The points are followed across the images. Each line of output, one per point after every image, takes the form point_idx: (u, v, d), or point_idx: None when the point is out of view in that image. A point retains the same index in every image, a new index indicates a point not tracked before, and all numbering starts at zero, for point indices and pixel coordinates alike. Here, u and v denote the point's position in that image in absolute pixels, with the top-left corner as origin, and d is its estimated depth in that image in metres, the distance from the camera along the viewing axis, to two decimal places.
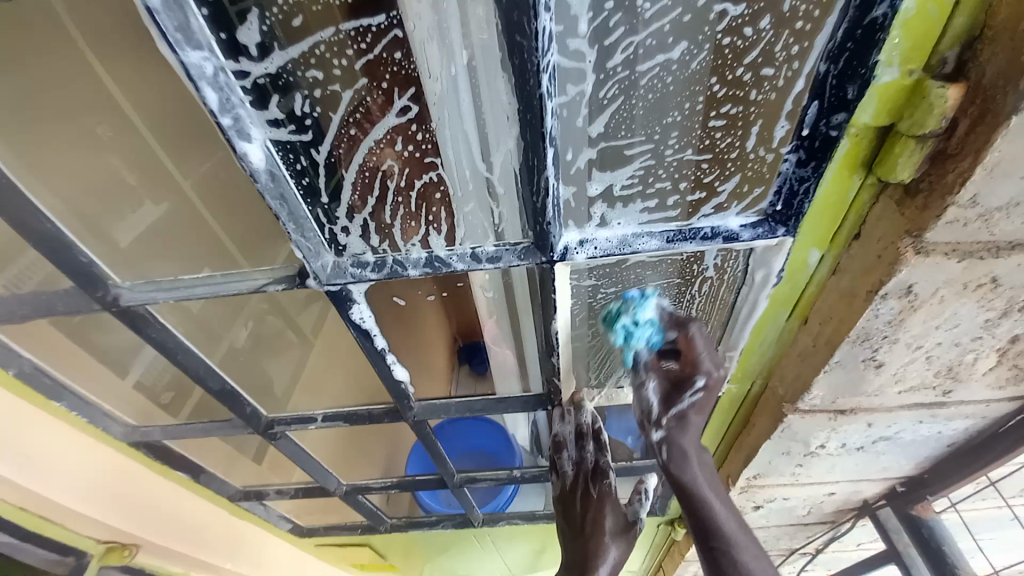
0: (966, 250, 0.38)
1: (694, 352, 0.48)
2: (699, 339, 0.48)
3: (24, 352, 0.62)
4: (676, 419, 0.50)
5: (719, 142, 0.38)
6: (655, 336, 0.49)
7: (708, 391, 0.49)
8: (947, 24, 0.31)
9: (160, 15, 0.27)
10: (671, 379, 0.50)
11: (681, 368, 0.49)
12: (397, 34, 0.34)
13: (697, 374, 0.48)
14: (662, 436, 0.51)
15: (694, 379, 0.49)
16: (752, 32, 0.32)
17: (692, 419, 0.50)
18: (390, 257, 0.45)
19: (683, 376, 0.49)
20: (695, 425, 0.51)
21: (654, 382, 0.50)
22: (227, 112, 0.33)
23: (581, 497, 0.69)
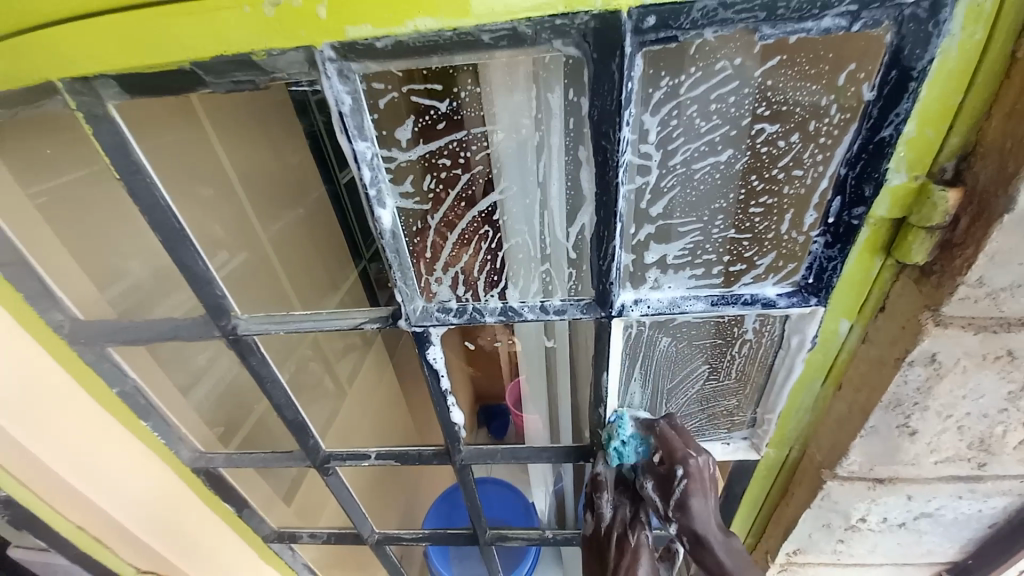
0: (980, 325, 0.43)
1: (668, 444, 0.53)
2: (670, 434, 0.53)
3: (129, 372, 0.71)
4: (674, 509, 0.51)
5: (758, 225, 0.46)
6: (643, 448, 0.58)
7: (693, 477, 0.50)
8: (943, 143, 0.38)
9: (346, 118, 0.39)
10: (659, 478, 0.53)
11: (664, 463, 0.52)
12: (512, 135, 0.46)
13: (674, 465, 0.51)
14: (678, 528, 0.52)
15: (675, 471, 0.51)
16: (784, 144, 0.41)
17: (692, 503, 0.50)
18: (471, 304, 0.52)
19: (666, 472, 0.52)
20: (700, 509, 0.50)
21: (650, 482, 0.54)
22: (374, 185, 0.43)
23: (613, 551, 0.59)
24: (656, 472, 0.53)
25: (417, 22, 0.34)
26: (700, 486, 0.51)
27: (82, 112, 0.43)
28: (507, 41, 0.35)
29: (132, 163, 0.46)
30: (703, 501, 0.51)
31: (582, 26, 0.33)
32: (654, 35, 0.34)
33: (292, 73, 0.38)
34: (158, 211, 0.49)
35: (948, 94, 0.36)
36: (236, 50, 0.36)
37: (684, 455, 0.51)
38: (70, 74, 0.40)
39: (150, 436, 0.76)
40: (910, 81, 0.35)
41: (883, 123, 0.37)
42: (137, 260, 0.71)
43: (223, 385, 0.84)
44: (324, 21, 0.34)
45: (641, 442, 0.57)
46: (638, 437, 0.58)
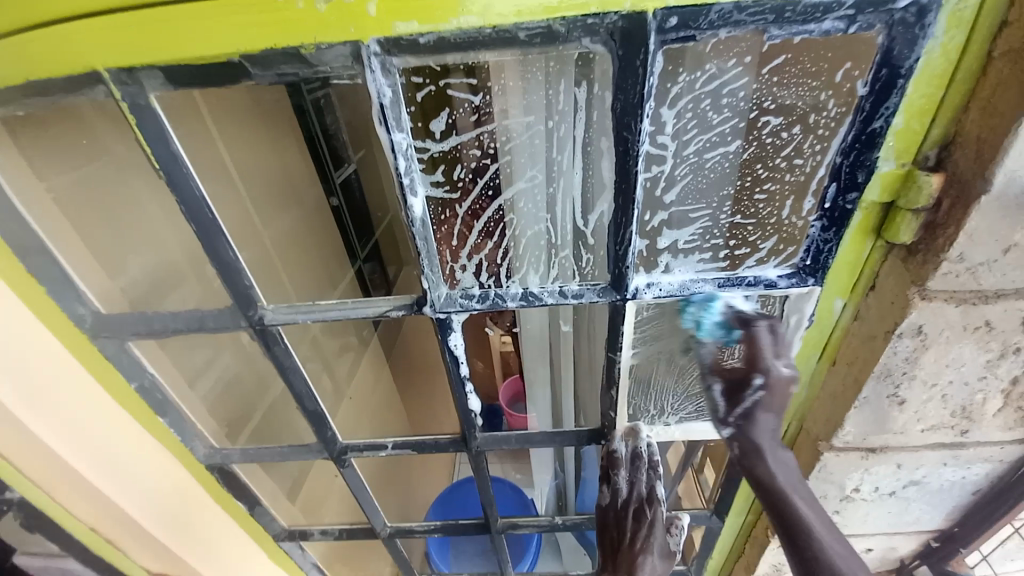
0: (961, 298, 0.48)
1: (758, 348, 0.50)
2: (764, 338, 0.49)
3: (147, 367, 0.71)
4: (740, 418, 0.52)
5: (762, 210, 0.50)
6: (725, 334, 0.53)
7: (768, 390, 0.50)
8: (926, 134, 0.43)
9: (387, 110, 0.42)
10: (733, 378, 0.52)
11: (741, 367, 0.51)
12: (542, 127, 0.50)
13: (754, 373, 0.50)
14: (733, 434, 0.53)
15: (751, 379, 0.50)
16: (787, 135, 0.45)
17: (761, 416, 0.51)
18: (493, 290, 0.54)
19: (744, 375, 0.51)
20: (766, 423, 0.51)
21: (718, 385, 0.52)
22: (407, 175, 0.46)
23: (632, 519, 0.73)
24: (728, 372, 0.52)
25: (461, 20, 0.37)
26: (775, 398, 0.50)
27: (126, 102, 0.44)
28: (541, 38, 0.39)
29: (171, 154, 0.47)
30: (769, 417, 0.51)
31: (610, 25, 0.38)
32: (673, 34, 0.38)
33: (335, 67, 0.41)
34: (195, 203, 0.50)
35: (931, 91, 0.41)
36: (287, 44, 0.39)
37: (768, 365, 0.49)
38: (120, 63, 0.42)
39: (164, 431, 0.76)
40: (899, 78, 0.39)
41: (875, 115, 0.41)
42: (137, 256, 0.71)
43: (224, 380, 0.84)
44: (373, 18, 0.38)
45: (727, 333, 0.52)
46: (722, 326, 0.53)
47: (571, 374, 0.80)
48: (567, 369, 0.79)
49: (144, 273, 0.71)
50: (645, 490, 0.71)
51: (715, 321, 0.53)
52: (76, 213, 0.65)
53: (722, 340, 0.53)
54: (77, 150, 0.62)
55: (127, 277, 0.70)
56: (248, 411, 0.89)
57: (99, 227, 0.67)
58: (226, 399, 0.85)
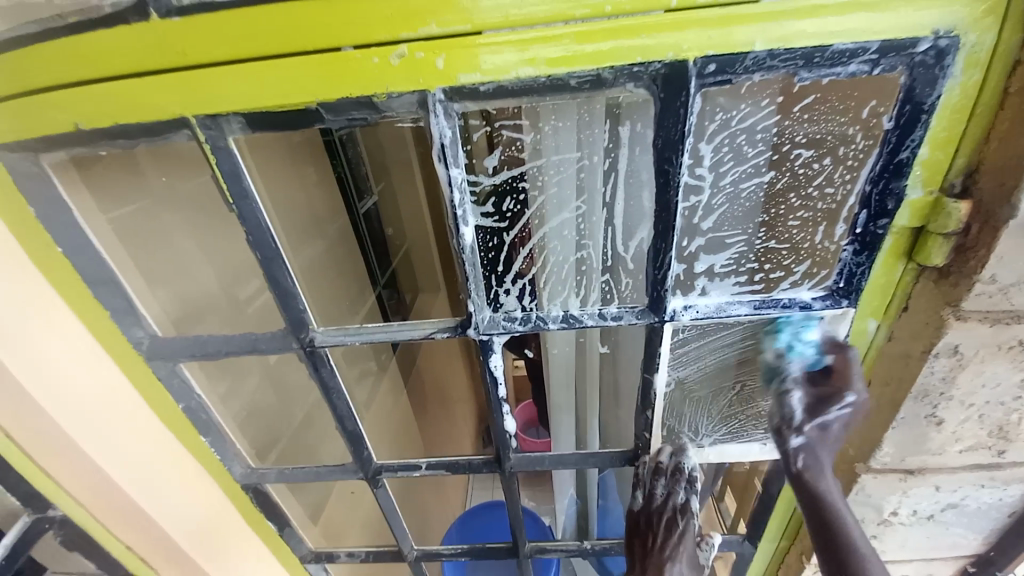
0: (994, 317, 0.49)
1: (848, 370, 0.53)
2: (855, 360, 0.52)
3: (194, 389, 0.74)
4: (818, 428, 0.54)
5: (796, 236, 0.52)
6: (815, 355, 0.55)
7: (855, 408, 0.53)
8: (951, 163, 0.45)
9: (446, 148, 0.46)
10: (819, 395, 0.54)
11: (830, 385, 0.54)
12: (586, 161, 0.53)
13: (844, 391, 0.53)
14: (800, 445, 0.55)
15: (840, 396, 0.53)
16: (818, 166, 0.48)
17: (834, 429, 0.54)
18: (535, 313, 0.57)
19: (833, 391, 0.53)
20: (832, 438, 0.54)
21: (802, 394, 0.54)
22: (460, 207, 0.49)
23: (664, 527, 0.70)
24: (818, 386, 0.54)
25: (518, 71, 0.41)
26: (849, 418, 0.54)
27: (207, 144, 0.49)
28: (590, 84, 0.42)
29: (243, 190, 0.51)
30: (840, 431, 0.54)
31: (654, 72, 0.41)
32: (712, 78, 0.41)
33: (400, 112, 0.45)
34: (260, 232, 0.54)
35: (953, 124, 0.43)
36: (360, 93, 0.43)
37: (857, 387, 0.52)
38: (206, 110, 0.47)
39: (205, 452, 0.79)
40: (922, 113, 0.42)
41: (901, 147, 0.43)
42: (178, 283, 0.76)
43: (251, 401, 0.89)
44: (441, 70, 0.42)
45: (813, 360, 0.55)
46: (817, 350, 0.55)
47: (601, 395, 0.81)
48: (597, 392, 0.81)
49: (184, 294, 0.78)
50: (683, 500, 0.68)
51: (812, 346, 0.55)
52: (132, 237, 0.70)
53: (808, 363, 0.56)
54: (139, 187, 0.71)
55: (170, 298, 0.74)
56: (274, 433, 0.94)
57: (149, 254, 0.72)
58: (254, 422, 0.90)
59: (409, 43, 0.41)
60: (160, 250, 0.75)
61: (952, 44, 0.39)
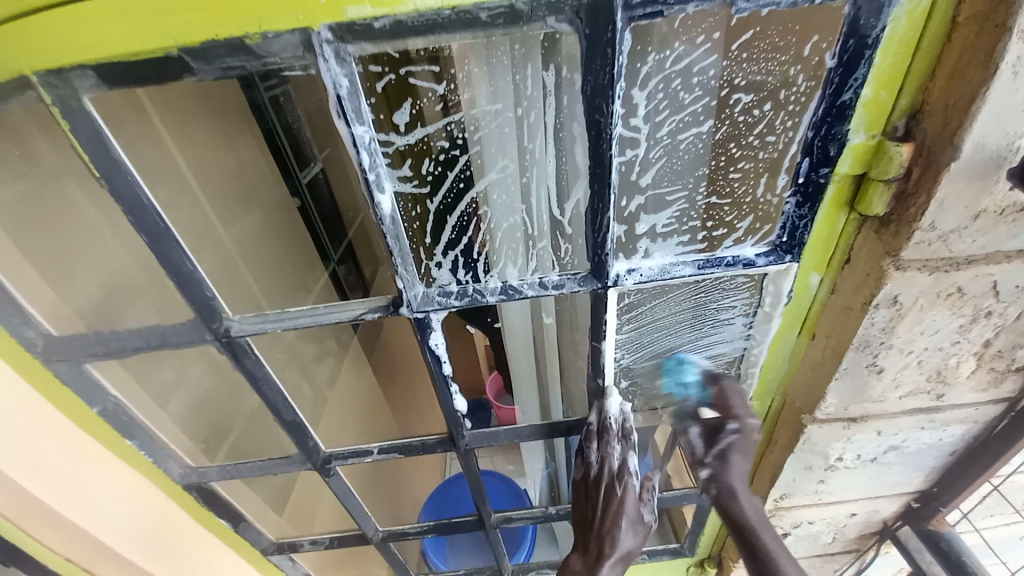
0: (933, 266, 0.49)
1: (728, 399, 0.63)
2: (732, 391, 0.63)
3: (109, 388, 0.66)
4: (716, 457, 0.64)
5: (737, 190, 0.49)
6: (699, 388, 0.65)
7: (741, 433, 0.62)
8: (894, 104, 0.43)
9: (345, 101, 0.39)
10: (710, 425, 0.64)
11: (716, 416, 0.63)
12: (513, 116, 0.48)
13: (729, 419, 0.62)
14: (710, 476, 0.65)
15: (726, 424, 0.62)
16: (758, 113, 0.44)
17: (732, 457, 0.63)
18: (471, 286, 0.53)
19: (719, 422, 0.63)
20: (736, 465, 0.64)
21: (697, 429, 0.64)
22: (372, 170, 0.44)
23: (602, 496, 0.68)
24: (707, 421, 0.64)
25: (417, 2, 0.35)
26: (743, 441, 0.63)
27: (57, 106, 0.41)
28: (504, 18, 0.37)
29: (112, 159, 0.44)
30: (739, 457, 0.64)
31: (574, 4, 0.36)
32: (641, 10, 0.36)
33: (285, 58, 0.38)
34: (141, 210, 0.47)
35: (897, 60, 0.40)
36: (230, 35, 0.36)
37: (740, 413, 0.62)
38: (46, 65, 0.39)
39: (134, 454, 0.72)
40: (865, 48, 0.39)
41: (844, 87, 0.41)
42: (87, 266, 0.65)
43: (200, 395, 0.79)
44: (322, 5, 0.35)
45: (701, 392, 0.65)
46: (699, 384, 0.65)
47: (557, 367, 0.79)
48: (552, 364, 0.78)
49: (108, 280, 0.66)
50: (618, 464, 0.67)
51: (693, 381, 0.65)
52: (22, 235, 0.58)
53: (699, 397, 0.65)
54: (18, 166, 0.55)
55: (79, 295, 0.63)
56: (225, 424, 0.83)
57: (48, 249, 0.61)
58: (201, 416, 0.80)
59: None
60: (55, 238, 0.62)
61: None
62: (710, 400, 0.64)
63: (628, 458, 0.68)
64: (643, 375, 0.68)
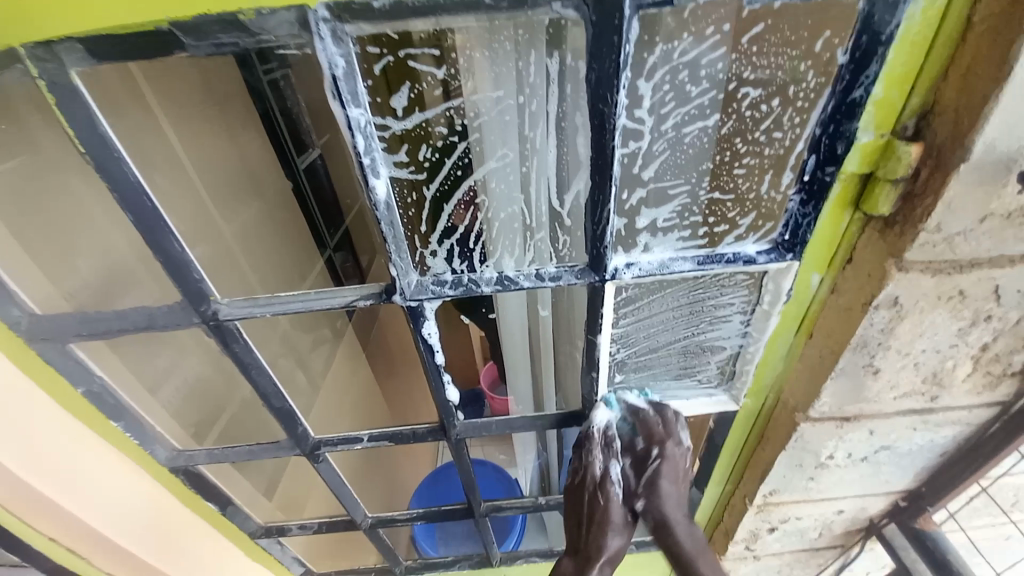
0: (936, 268, 0.48)
1: (651, 428, 0.64)
2: (653, 418, 0.65)
3: (97, 370, 0.65)
4: (646, 486, 0.64)
5: (741, 186, 0.48)
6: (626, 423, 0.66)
7: (666, 460, 0.63)
8: (905, 104, 0.41)
9: (340, 81, 0.38)
10: (637, 458, 0.64)
11: (645, 446, 0.64)
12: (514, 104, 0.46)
13: (652, 446, 0.63)
14: (644, 506, 0.64)
15: (651, 451, 0.63)
16: (766, 108, 0.43)
17: (662, 485, 0.63)
18: (467, 275, 0.52)
19: (644, 453, 0.63)
20: (667, 491, 0.63)
21: (625, 463, 0.65)
22: (367, 154, 0.42)
23: (586, 505, 0.66)
24: (635, 452, 0.64)
25: None
26: (670, 468, 0.63)
27: (45, 81, 0.39)
28: (506, 3, 0.35)
29: (100, 138, 0.43)
30: (669, 484, 0.64)
31: None
32: None
33: (280, 35, 0.37)
34: (131, 191, 0.46)
35: (913, 57, 0.39)
36: (222, 10, 0.35)
37: (664, 441, 0.63)
38: (32, 38, 0.37)
39: (122, 437, 0.71)
40: (879, 45, 0.37)
41: (854, 85, 0.39)
42: (83, 249, 0.63)
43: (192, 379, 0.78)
44: None
45: (624, 422, 0.66)
46: (628, 423, 0.66)
47: (552, 360, 0.78)
48: (546, 357, 0.78)
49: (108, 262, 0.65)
50: (599, 471, 0.64)
51: (623, 419, 0.66)
52: (16, 220, 0.57)
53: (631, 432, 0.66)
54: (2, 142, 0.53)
55: (75, 277, 0.62)
56: (217, 410, 0.82)
57: (42, 233, 0.59)
58: (191, 403, 0.79)
59: None
60: (46, 227, 0.59)
61: None
62: (634, 429, 0.65)
63: (612, 466, 0.65)
64: (639, 367, 0.68)
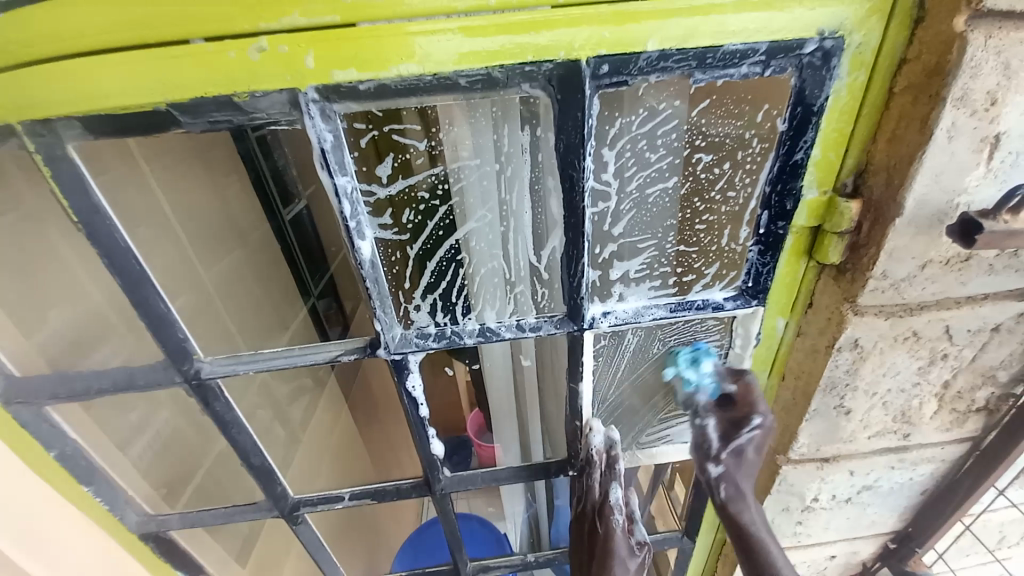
0: (888, 311, 0.51)
1: (750, 396, 0.56)
2: (755, 385, 0.56)
3: (70, 432, 0.63)
4: (733, 455, 0.55)
5: (703, 239, 0.52)
6: (713, 385, 0.58)
7: (764, 431, 0.54)
8: (843, 163, 0.46)
9: (328, 154, 0.41)
10: (731, 420, 0.55)
11: (735, 411, 0.56)
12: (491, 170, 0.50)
13: (753, 414, 0.54)
14: (719, 473, 0.56)
15: (750, 418, 0.54)
16: (718, 170, 0.48)
17: (748, 455, 0.55)
18: (449, 327, 0.53)
19: (741, 416, 0.55)
20: (749, 463, 0.55)
21: (714, 421, 0.56)
22: (353, 218, 0.44)
23: (588, 533, 0.67)
24: (729, 416, 0.55)
25: (400, 68, 0.38)
26: (763, 438, 0.55)
27: (40, 154, 0.42)
28: (481, 84, 0.39)
29: (91, 206, 0.44)
30: (753, 455, 0.56)
31: (547, 72, 0.39)
32: (608, 79, 0.39)
33: (272, 114, 0.40)
34: (119, 254, 0.47)
35: (843, 124, 0.44)
36: (219, 92, 0.38)
37: (763, 408, 0.55)
38: (33, 115, 0.40)
39: (92, 502, 0.68)
40: (812, 114, 0.42)
41: (796, 148, 0.44)
42: (58, 307, 0.62)
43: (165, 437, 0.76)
44: (311, 70, 0.37)
45: (713, 388, 0.58)
46: (714, 378, 0.59)
47: (537, 407, 0.79)
48: (530, 404, 0.78)
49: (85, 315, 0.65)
50: (597, 497, 0.65)
51: (707, 375, 0.59)
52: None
53: (707, 388, 0.59)
54: None
55: (49, 332, 0.61)
56: (189, 468, 0.79)
57: (25, 293, 0.59)
58: (166, 461, 0.76)
59: (268, 35, 0.36)
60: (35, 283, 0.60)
61: (836, 45, 0.39)
62: (723, 394, 0.57)
63: (611, 491, 0.64)
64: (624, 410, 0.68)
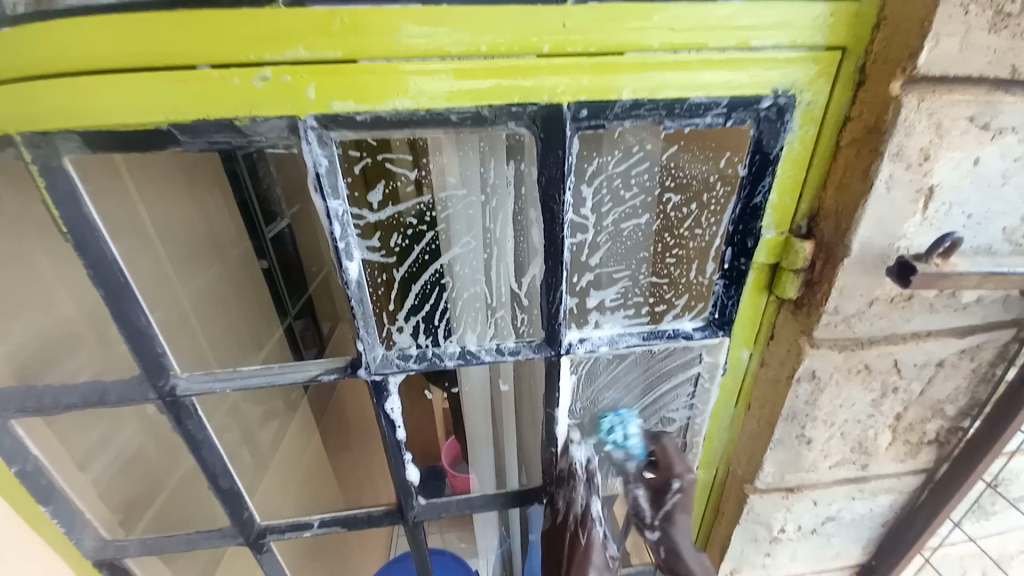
0: (842, 344, 0.55)
1: (669, 457, 0.59)
2: (670, 446, 0.60)
3: (34, 449, 0.61)
4: (661, 520, 0.58)
5: (673, 271, 0.56)
6: (638, 448, 0.61)
7: (685, 493, 0.57)
8: (798, 207, 0.51)
9: (323, 177, 0.43)
10: (654, 485, 0.58)
11: (659, 475, 0.58)
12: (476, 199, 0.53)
13: (670, 478, 0.57)
14: (659, 537, 0.59)
15: (670, 484, 0.57)
16: (687, 210, 0.53)
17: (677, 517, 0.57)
18: (430, 350, 0.55)
19: (662, 483, 0.57)
20: (683, 523, 0.58)
21: (643, 490, 0.59)
22: (343, 239, 0.46)
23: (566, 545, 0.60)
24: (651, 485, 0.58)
25: (397, 102, 0.41)
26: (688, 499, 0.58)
27: (36, 164, 0.43)
28: (472, 120, 0.43)
29: (82, 217, 0.45)
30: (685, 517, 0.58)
31: (532, 113, 0.42)
32: (587, 122, 0.43)
33: (271, 138, 0.42)
34: (104, 264, 0.48)
35: (797, 172, 0.49)
36: (222, 115, 0.40)
37: (680, 471, 0.58)
38: (33, 126, 0.41)
39: (46, 523, 0.65)
40: (769, 163, 0.47)
41: (755, 192, 0.48)
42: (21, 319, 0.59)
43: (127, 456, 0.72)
44: (312, 99, 0.40)
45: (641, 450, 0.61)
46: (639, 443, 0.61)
47: (512, 435, 0.79)
48: (506, 431, 0.79)
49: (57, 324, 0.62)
50: (580, 506, 0.61)
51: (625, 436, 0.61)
52: None
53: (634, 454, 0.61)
54: None
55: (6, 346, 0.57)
56: (150, 491, 0.74)
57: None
58: (127, 480, 0.71)
59: (274, 66, 0.39)
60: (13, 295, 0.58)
61: (787, 103, 0.44)
62: (648, 458, 0.60)
63: (592, 502, 0.61)
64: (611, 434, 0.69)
